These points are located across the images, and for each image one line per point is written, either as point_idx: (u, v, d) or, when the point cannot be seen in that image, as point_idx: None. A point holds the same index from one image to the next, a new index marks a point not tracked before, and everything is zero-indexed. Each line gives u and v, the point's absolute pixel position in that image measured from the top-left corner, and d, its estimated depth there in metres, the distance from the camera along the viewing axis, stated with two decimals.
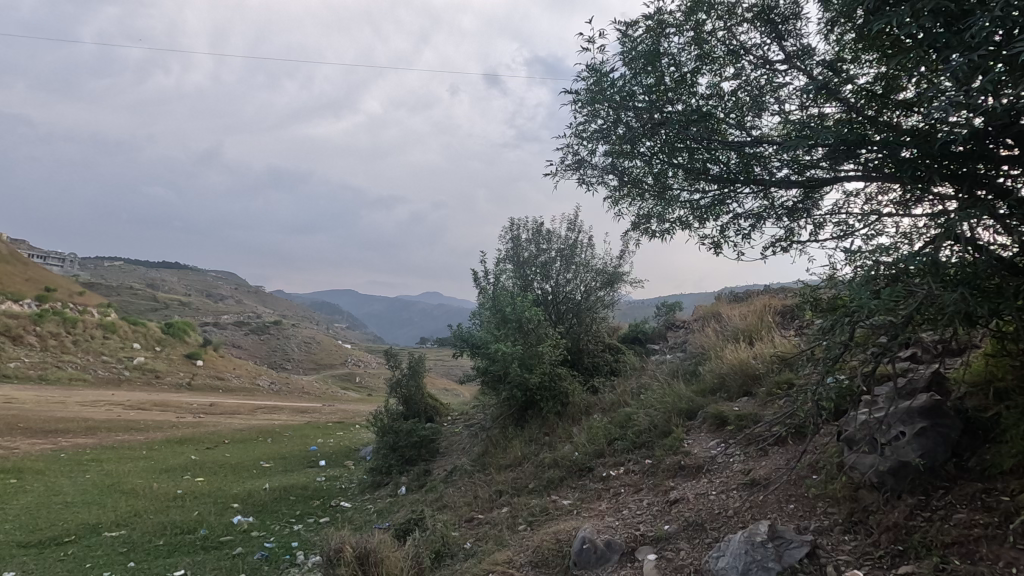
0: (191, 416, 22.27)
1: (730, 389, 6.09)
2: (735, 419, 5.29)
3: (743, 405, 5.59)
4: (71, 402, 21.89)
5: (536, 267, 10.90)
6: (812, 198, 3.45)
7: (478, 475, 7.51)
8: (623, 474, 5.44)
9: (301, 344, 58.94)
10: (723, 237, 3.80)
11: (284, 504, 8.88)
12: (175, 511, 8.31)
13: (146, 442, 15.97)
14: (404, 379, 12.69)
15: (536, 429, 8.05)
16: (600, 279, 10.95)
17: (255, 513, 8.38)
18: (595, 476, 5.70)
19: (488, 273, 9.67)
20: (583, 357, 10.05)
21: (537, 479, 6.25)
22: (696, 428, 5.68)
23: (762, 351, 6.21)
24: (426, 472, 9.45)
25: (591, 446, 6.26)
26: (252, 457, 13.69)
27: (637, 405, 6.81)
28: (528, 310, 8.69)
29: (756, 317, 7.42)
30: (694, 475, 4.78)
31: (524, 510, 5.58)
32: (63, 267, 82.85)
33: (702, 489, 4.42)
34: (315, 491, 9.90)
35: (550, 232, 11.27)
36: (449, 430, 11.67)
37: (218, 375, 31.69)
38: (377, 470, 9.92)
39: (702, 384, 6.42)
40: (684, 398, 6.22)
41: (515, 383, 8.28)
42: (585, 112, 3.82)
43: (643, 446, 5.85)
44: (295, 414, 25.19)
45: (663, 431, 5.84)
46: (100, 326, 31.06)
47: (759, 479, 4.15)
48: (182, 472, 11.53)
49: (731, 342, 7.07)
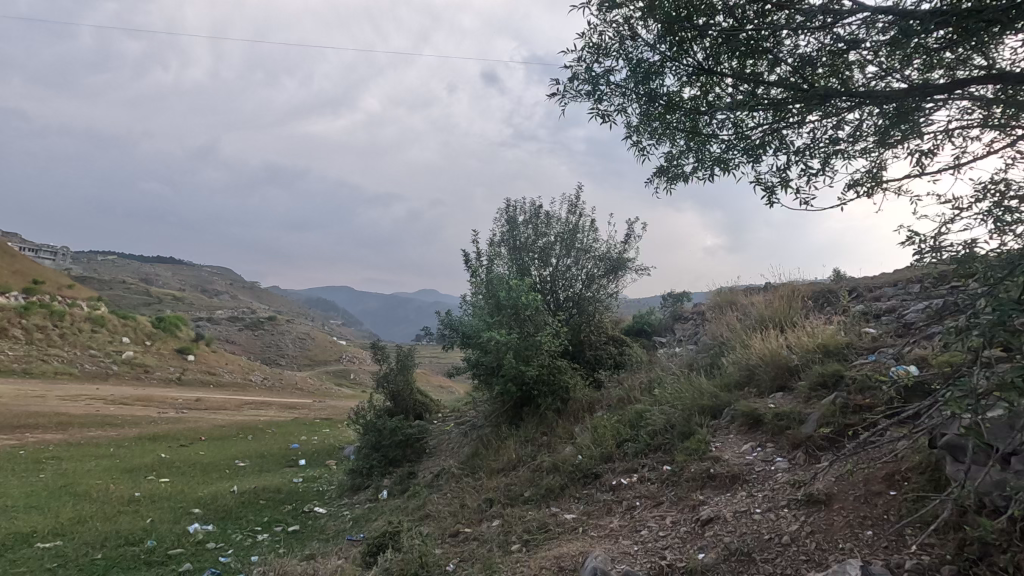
0: (174, 412, 21.23)
1: (760, 383, 5.21)
2: (772, 417, 4.41)
3: (780, 401, 4.71)
4: (51, 396, 20.82)
5: (534, 251, 9.96)
6: (911, 118, 2.57)
7: (466, 479, 6.62)
8: (637, 483, 4.55)
9: (294, 339, 57.87)
10: (781, 182, 2.93)
11: (251, 510, 7.95)
12: (126, 518, 7.37)
13: (118, 439, 14.98)
14: (392, 374, 11.77)
15: (532, 428, 7.16)
16: (604, 265, 10.00)
17: (217, 521, 7.46)
18: (603, 485, 4.81)
19: (481, 255, 8.70)
20: (585, 350, 9.17)
21: (533, 487, 5.37)
22: (723, 428, 4.78)
23: (798, 341, 5.32)
24: (410, 474, 8.54)
25: (598, 449, 5.37)
26: (227, 455, 12.71)
27: (650, 401, 5.92)
28: (525, 294, 7.73)
29: (783, 304, 6.54)
30: (727, 486, 3.89)
31: (518, 524, 4.69)
32: (55, 259, 81.54)
33: (741, 506, 3.52)
34: (289, 494, 8.98)
35: (550, 214, 10.31)
36: (438, 428, 10.76)
37: (207, 370, 30.69)
38: (356, 471, 8.99)
39: (725, 377, 5.52)
40: (706, 394, 5.33)
41: (510, 376, 7.35)
42: (604, 11, 2.95)
43: (660, 449, 4.96)
44: (284, 409, 24.26)
45: (683, 432, 4.95)
46: (87, 318, 29.97)
47: (818, 494, 3.26)
48: (148, 472, 10.56)
49: (757, 330, 6.18)
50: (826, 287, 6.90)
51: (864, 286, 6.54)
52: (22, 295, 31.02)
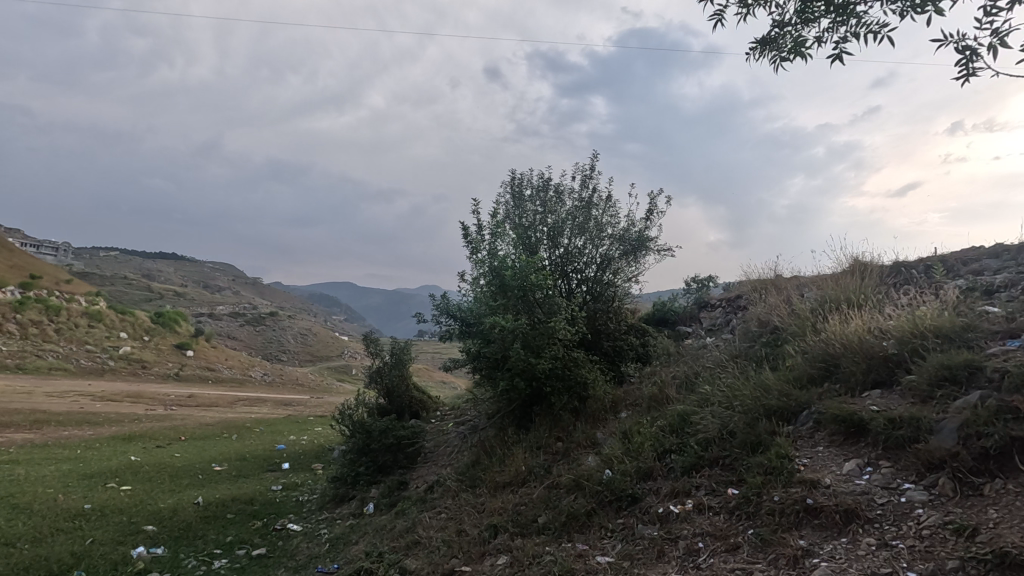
0: (163, 409, 20.03)
1: (847, 379, 3.98)
2: (882, 425, 3.20)
3: (885, 403, 3.49)
4: (38, 392, 19.69)
5: (543, 228, 8.71)
6: None
7: (464, 495, 5.44)
8: (693, 515, 3.35)
9: (297, 335, 56.75)
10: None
11: (213, 528, 6.77)
12: (63, 538, 6.22)
13: (94, 439, 13.74)
14: (385, 368, 10.60)
15: (544, 433, 5.97)
16: (621, 246, 8.68)
17: (170, 542, 6.29)
18: (644, 513, 3.62)
19: (482, 229, 7.44)
20: (603, 340, 8.00)
21: (551, 512, 4.19)
22: (806, 438, 3.56)
23: (893, 323, 4.10)
24: (401, 484, 7.36)
25: (633, 463, 4.18)
26: (205, 459, 11.51)
27: (695, 400, 4.72)
28: (535, 272, 6.50)
29: (855, 280, 5.34)
30: (839, 527, 2.68)
31: (532, 566, 3.52)
32: (58, 255, 80.62)
33: (878, 566, 2.33)
34: (263, 505, 7.80)
35: (561, 188, 9.05)
36: (436, 429, 9.57)
37: (208, 365, 29.51)
38: (341, 479, 7.82)
39: (794, 369, 4.31)
40: (772, 391, 4.12)
41: (518, 370, 6.10)
42: None
43: (717, 465, 3.77)
44: (279, 407, 23.04)
45: (747, 443, 3.75)
46: (85, 313, 28.78)
47: (1017, 554, 2.08)
48: (109, 479, 9.36)
49: (826, 313, 4.96)
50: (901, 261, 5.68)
51: (954, 259, 5.32)
52: (19, 287, 29.93)
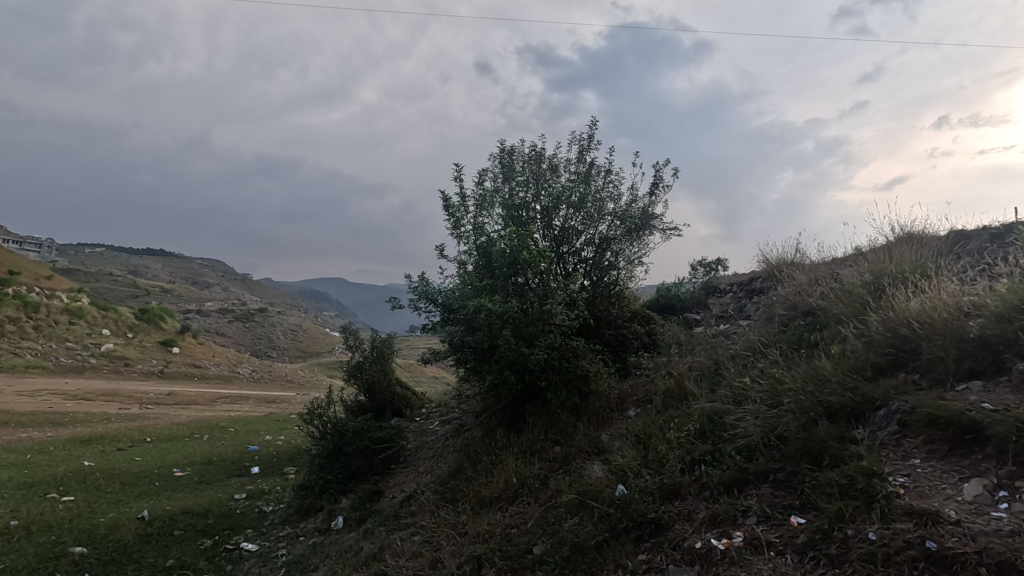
0: (138, 409, 18.87)
1: (929, 368, 3.08)
2: (1013, 431, 2.30)
3: (999, 401, 2.58)
4: (8, 390, 18.50)
5: (536, 204, 7.73)
6: None
7: (442, 512, 4.52)
8: (747, 554, 2.46)
9: (288, 331, 55.50)
10: None
11: (154, 548, 5.80)
12: None
13: (53, 442, 12.62)
14: (366, 362, 9.64)
15: (539, 435, 5.05)
16: (623, 225, 7.73)
17: (98, 569, 5.31)
18: (677, 548, 2.71)
19: (465, 199, 6.47)
20: (604, 328, 7.09)
21: (551, 540, 3.26)
22: (893, 444, 2.65)
23: (985, 298, 3.20)
24: (375, 494, 6.42)
25: (653, 476, 3.26)
26: (167, 462, 10.46)
27: (727, 396, 3.80)
28: (529, 248, 5.54)
29: (914, 251, 4.43)
30: None
31: None
32: (42, 250, 78.59)
33: None
34: (219, 518, 6.84)
35: (556, 159, 8.06)
36: (419, 428, 8.63)
37: (194, 362, 28.34)
38: (306, 488, 6.86)
39: (855, 356, 3.40)
40: (830, 382, 3.21)
41: (508, 362, 5.16)
42: None
43: (768, 480, 2.87)
44: (263, 404, 22.00)
45: (808, 453, 2.83)
46: (65, 309, 27.48)
47: None
48: (50, 488, 8.30)
49: (882, 291, 4.07)
50: (963, 231, 4.81)
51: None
52: None
